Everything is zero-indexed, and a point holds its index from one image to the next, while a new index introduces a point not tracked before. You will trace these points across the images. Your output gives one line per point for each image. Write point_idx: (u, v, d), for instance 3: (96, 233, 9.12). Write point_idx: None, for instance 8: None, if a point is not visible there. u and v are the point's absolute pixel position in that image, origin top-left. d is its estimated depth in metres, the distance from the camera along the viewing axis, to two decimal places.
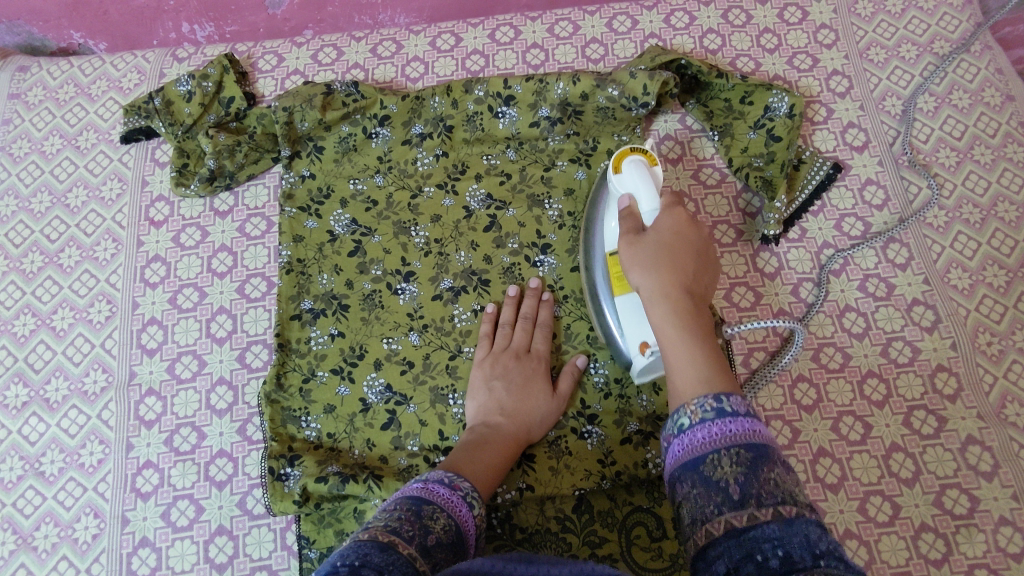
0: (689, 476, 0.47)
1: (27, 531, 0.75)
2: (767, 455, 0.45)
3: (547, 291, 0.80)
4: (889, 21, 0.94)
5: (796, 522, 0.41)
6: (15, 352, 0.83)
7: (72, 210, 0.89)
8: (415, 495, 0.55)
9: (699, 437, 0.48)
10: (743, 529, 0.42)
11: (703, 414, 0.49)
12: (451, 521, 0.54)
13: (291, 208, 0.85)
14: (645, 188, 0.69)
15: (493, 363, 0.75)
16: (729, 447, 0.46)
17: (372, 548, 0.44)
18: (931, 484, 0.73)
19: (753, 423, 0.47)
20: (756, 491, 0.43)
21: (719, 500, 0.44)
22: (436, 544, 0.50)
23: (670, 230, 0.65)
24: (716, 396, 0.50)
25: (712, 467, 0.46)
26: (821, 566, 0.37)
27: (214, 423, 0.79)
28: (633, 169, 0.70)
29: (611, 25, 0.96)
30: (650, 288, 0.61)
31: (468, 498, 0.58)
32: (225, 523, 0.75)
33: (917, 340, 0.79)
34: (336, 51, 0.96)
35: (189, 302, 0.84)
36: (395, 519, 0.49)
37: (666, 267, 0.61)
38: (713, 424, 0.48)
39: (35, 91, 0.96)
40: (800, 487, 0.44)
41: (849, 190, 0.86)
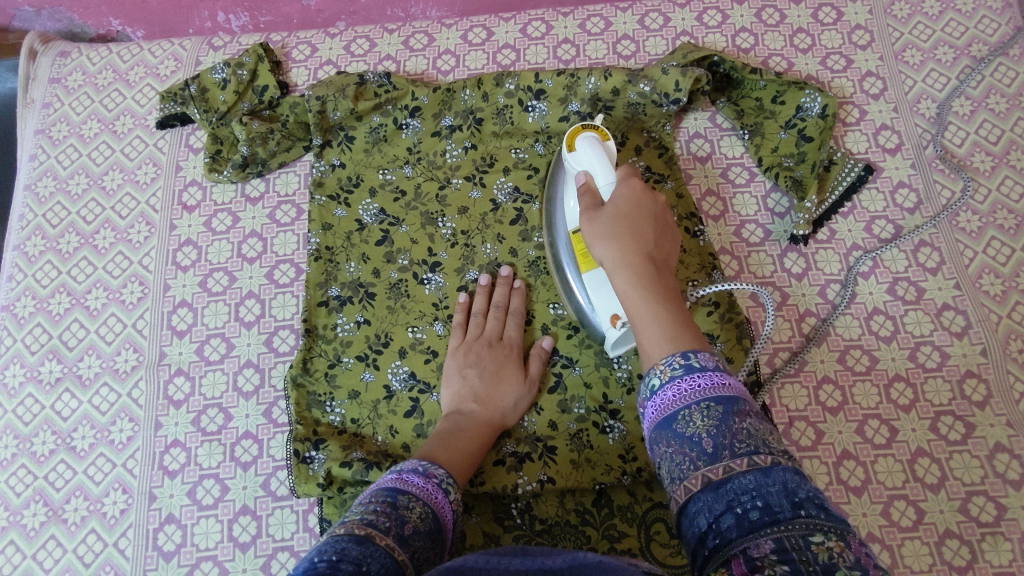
0: (664, 436, 0.48)
1: (57, 504, 0.77)
2: (738, 407, 0.46)
3: (520, 279, 0.81)
4: (926, 23, 0.93)
5: (771, 470, 0.42)
6: (50, 329, 0.85)
7: (108, 193, 0.91)
8: (389, 487, 0.55)
9: (669, 397, 0.48)
10: (720, 482, 0.43)
11: (672, 373, 0.49)
12: (429, 509, 0.54)
13: (321, 196, 0.87)
14: (601, 163, 0.69)
15: (466, 352, 0.76)
16: (700, 403, 0.47)
17: (347, 543, 0.45)
18: (957, 490, 0.72)
19: (722, 376, 0.48)
20: (730, 443, 0.44)
21: (694, 455, 0.45)
22: (414, 533, 0.50)
23: (627, 198, 0.63)
24: (684, 353, 0.50)
25: (684, 424, 0.47)
26: (802, 514, 0.38)
27: (241, 405, 0.80)
28: (586, 145, 0.71)
29: (643, 21, 0.96)
30: (611, 258, 0.59)
31: (444, 484, 0.58)
32: (249, 503, 0.76)
33: (946, 344, 0.78)
34: (368, 42, 0.97)
35: (219, 286, 0.85)
36: (370, 512, 0.50)
37: (627, 236, 0.60)
38: (682, 382, 0.48)
39: (75, 76, 0.98)
40: (772, 437, 0.45)
41: (880, 193, 0.86)
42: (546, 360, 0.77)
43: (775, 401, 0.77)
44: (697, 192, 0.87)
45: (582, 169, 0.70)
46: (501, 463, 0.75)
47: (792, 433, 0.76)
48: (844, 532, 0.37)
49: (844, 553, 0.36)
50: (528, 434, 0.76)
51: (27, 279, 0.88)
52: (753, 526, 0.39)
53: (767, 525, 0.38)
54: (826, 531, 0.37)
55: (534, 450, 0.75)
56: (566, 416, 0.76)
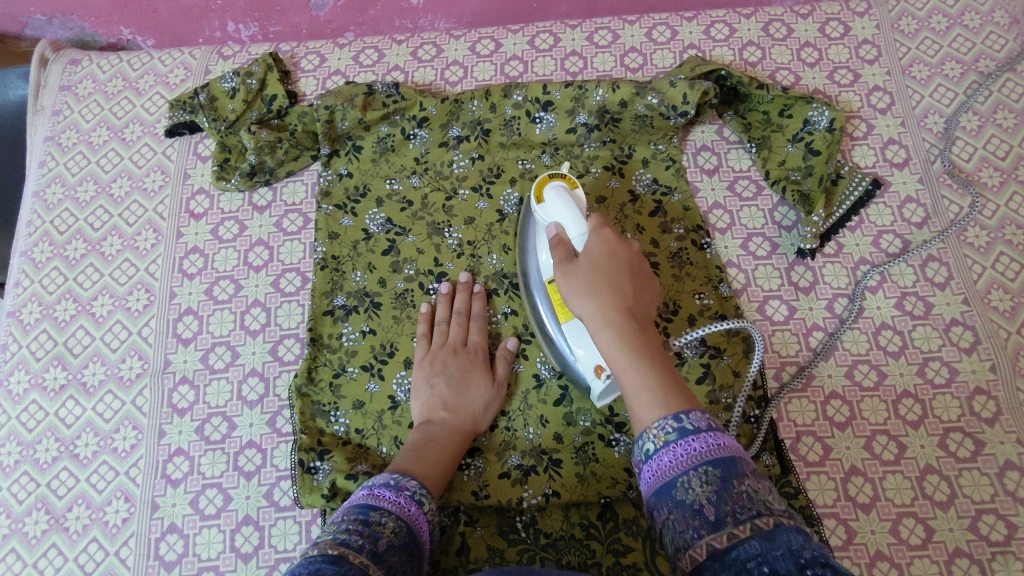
0: (665, 503, 0.48)
1: (59, 512, 0.77)
2: (735, 469, 0.46)
3: (480, 283, 0.82)
4: (933, 38, 0.93)
5: (775, 534, 0.42)
6: (55, 336, 0.85)
7: (116, 200, 0.91)
8: (361, 504, 0.55)
9: (666, 462, 0.49)
10: (724, 550, 0.43)
11: (666, 437, 0.50)
12: (402, 523, 0.55)
13: (328, 206, 0.87)
14: (570, 213, 0.66)
15: (432, 362, 0.76)
16: (697, 468, 0.47)
17: (322, 562, 0.45)
18: (966, 508, 0.71)
19: (715, 437, 0.48)
20: (731, 508, 0.45)
21: (696, 523, 0.45)
22: (387, 548, 0.51)
23: (600, 250, 0.62)
24: (675, 415, 0.50)
25: (684, 491, 0.47)
26: (808, 575, 0.38)
27: (245, 414, 0.80)
28: (554, 195, 0.67)
29: (651, 34, 0.96)
30: (593, 316, 0.58)
31: (417, 496, 0.59)
32: (251, 514, 0.75)
33: (955, 360, 0.77)
34: (377, 53, 0.97)
35: (225, 293, 0.85)
36: (342, 532, 0.50)
37: (607, 294, 0.59)
38: (677, 446, 0.49)
39: (85, 83, 0.99)
40: (770, 494, 0.46)
41: (888, 207, 0.85)
42: (513, 361, 0.78)
43: (782, 416, 0.77)
44: (704, 205, 0.87)
45: (551, 220, 0.68)
46: (506, 476, 0.74)
47: (800, 448, 0.75)
48: None
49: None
50: (532, 447, 0.75)
51: (34, 285, 0.88)
52: None
53: None
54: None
55: (539, 463, 0.74)
56: (572, 428, 0.76)
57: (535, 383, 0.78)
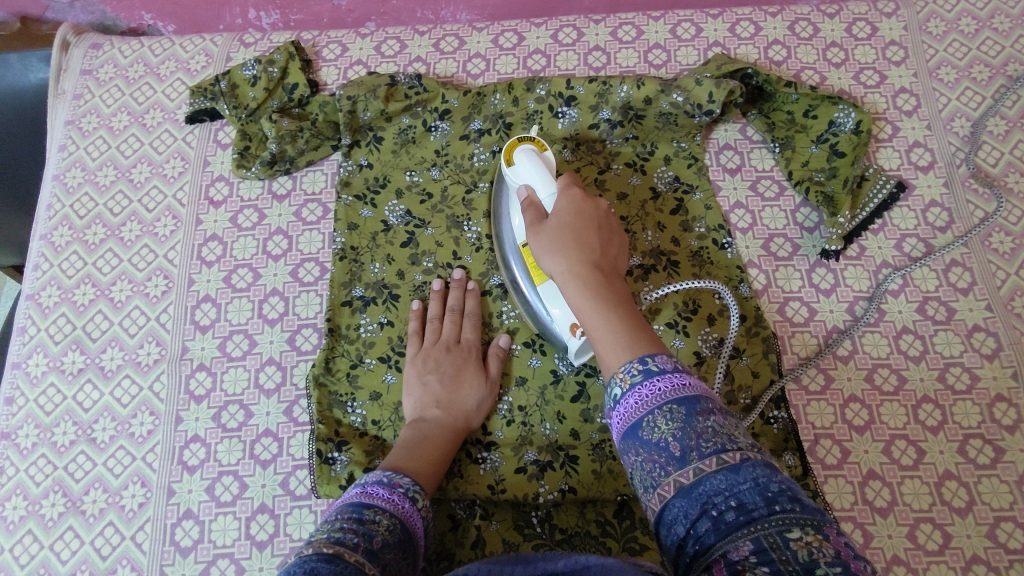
0: (633, 444, 0.47)
1: (75, 495, 0.77)
2: (700, 405, 0.45)
3: (474, 281, 0.82)
4: (961, 41, 0.92)
5: (740, 467, 0.42)
6: (73, 320, 0.85)
7: (136, 185, 0.91)
8: (354, 502, 0.55)
9: (632, 405, 0.48)
10: (692, 486, 0.43)
11: (632, 380, 0.48)
12: (396, 520, 0.54)
13: (348, 196, 0.87)
14: (540, 175, 0.68)
15: (425, 359, 0.76)
16: (662, 407, 0.46)
17: (318, 562, 0.44)
18: (985, 515, 0.71)
19: (681, 377, 0.47)
20: (696, 443, 0.44)
21: (663, 460, 0.44)
22: (382, 546, 0.50)
23: (567, 208, 0.64)
24: (641, 358, 0.49)
25: (649, 429, 0.46)
26: (777, 510, 0.39)
27: (262, 402, 0.80)
28: (523, 156, 0.70)
29: (675, 31, 0.95)
30: (560, 269, 0.58)
31: (410, 493, 0.59)
32: (267, 502, 0.75)
33: (976, 366, 0.77)
34: (399, 44, 0.97)
35: (243, 282, 0.85)
36: (337, 530, 0.49)
37: (573, 246, 0.59)
38: (641, 388, 0.47)
39: (106, 68, 0.98)
40: (738, 428, 0.45)
41: (911, 211, 0.85)
42: (505, 358, 0.78)
43: (801, 418, 0.76)
44: (725, 204, 0.86)
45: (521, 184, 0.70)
46: (522, 471, 0.74)
47: (818, 451, 0.75)
48: (819, 523, 0.38)
49: (824, 547, 0.36)
50: (549, 442, 0.75)
51: (53, 269, 0.88)
52: (730, 527, 0.40)
53: (742, 524, 0.39)
54: (803, 526, 0.37)
55: (555, 459, 0.74)
56: (589, 425, 0.75)
57: (552, 378, 0.78)
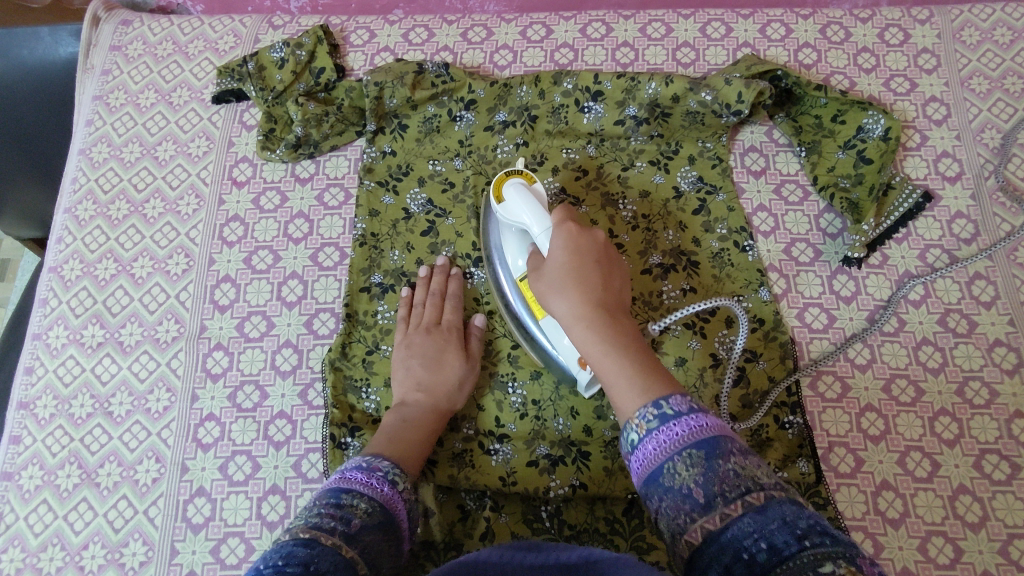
0: (655, 491, 0.49)
1: (90, 467, 0.78)
2: (718, 447, 0.47)
3: (456, 266, 0.83)
4: (996, 51, 0.91)
5: (765, 508, 0.43)
6: (94, 294, 0.86)
7: (160, 163, 0.92)
8: (333, 487, 0.55)
9: (650, 451, 0.49)
10: (719, 530, 0.43)
11: (648, 426, 0.50)
12: (375, 503, 0.55)
13: (370, 182, 0.87)
14: (532, 212, 0.67)
15: (408, 344, 0.77)
16: (681, 452, 0.48)
17: (294, 546, 0.45)
18: (998, 531, 0.71)
19: (698, 419, 0.49)
20: (718, 488, 0.45)
21: (687, 507, 0.46)
22: (361, 528, 0.51)
23: (564, 248, 0.63)
24: (656, 403, 0.51)
25: (671, 475, 0.48)
26: (807, 546, 0.39)
27: (277, 384, 0.80)
28: (513, 191, 0.69)
29: (705, 30, 0.94)
30: (566, 314, 0.59)
31: (389, 476, 0.59)
32: (279, 483, 0.76)
33: (996, 382, 0.76)
34: (427, 32, 0.96)
35: (263, 263, 0.86)
36: (314, 515, 0.50)
37: (578, 291, 0.59)
38: (659, 433, 0.49)
39: (135, 45, 0.99)
40: (758, 468, 0.46)
41: (937, 221, 0.84)
42: (489, 338, 0.79)
43: (816, 425, 0.76)
44: (748, 207, 0.86)
45: (517, 220, 0.69)
46: (534, 464, 0.74)
47: (831, 459, 0.75)
48: (853, 556, 0.37)
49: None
50: (561, 438, 0.75)
51: (76, 242, 0.89)
52: (763, 568, 0.39)
53: (776, 564, 0.39)
54: (835, 558, 0.37)
55: (567, 454, 0.75)
56: (602, 422, 0.75)
57: None
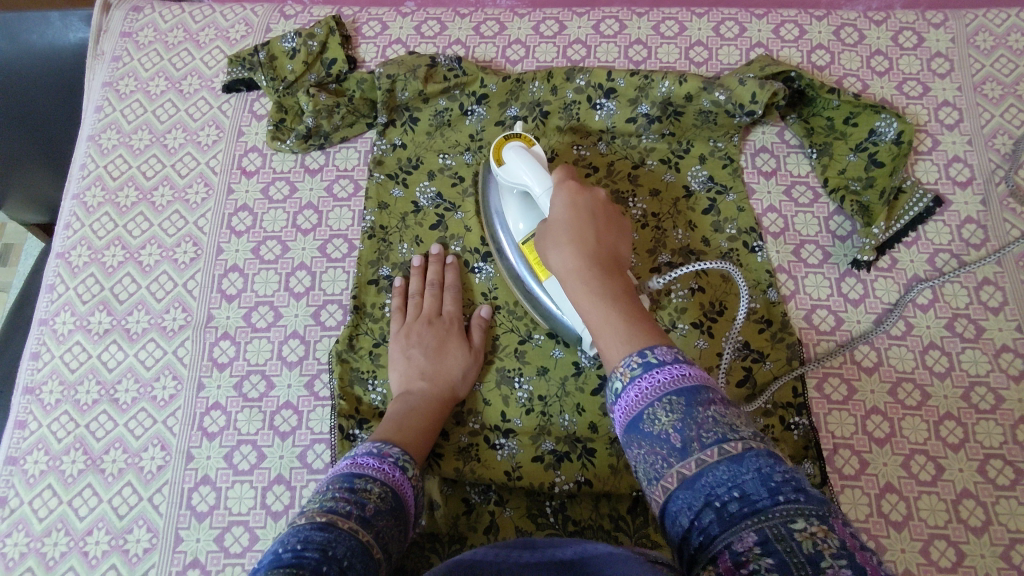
0: (634, 437, 0.48)
1: (96, 453, 0.78)
2: (700, 395, 0.46)
3: (453, 255, 0.83)
4: (1009, 57, 0.91)
5: (742, 457, 0.42)
6: (102, 280, 0.86)
7: (170, 151, 0.92)
8: (345, 473, 0.55)
9: (632, 398, 0.48)
10: (694, 478, 0.43)
11: (632, 373, 0.49)
12: (388, 489, 0.55)
13: (380, 174, 0.87)
14: (532, 172, 0.68)
15: (408, 334, 0.77)
16: (662, 399, 0.46)
17: (310, 529, 0.46)
18: (1000, 536, 0.71)
19: (681, 367, 0.47)
20: (696, 434, 0.44)
21: (665, 452, 0.45)
22: (375, 513, 0.51)
23: (563, 204, 0.63)
24: (641, 352, 0.49)
25: (650, 422, 0.46)
26: (781, 501, 0.39)
27: (283, 374, 0.80)
28: (512, 154, 0.70)
29: (719, 29, 0.94)
30: (560, 265, 0.59)
31: (400, 462, 0.59)
32: (284, 473, 0.76)
33: (1002, 387, 0.76)
34: (439, 25, 0.96)
35: (271, 254, 0.85)
36: (329, 499, 0.51)
37: (572, 241, 0.59)
38: (641, 381, 0.48)
39: (146, 32, 0.99)
40: (738, 417, 0.45)
41: (947, 226, 0.84)
42: (487, 328, 0.80)
43: (821, 426, 0.76)
44: (758, 208, 0.85)
45: (519, 182, 0.70)
46: (539, 460, 0.74)
47: (836, 460, 0.75)
48: (825, 515, 0.38)
49: (829, 537, 0.36)
50: (567, 434, 0.75)
51: (84, 229, 0.88)
52: (734, 519, 0.40)
53: (747, 516, 0.39)
54: (808, 516, 0.37)
55: (572, 451, 0.75)
56: (607, 419, 0.75)
57: (574, 370, 0.78)
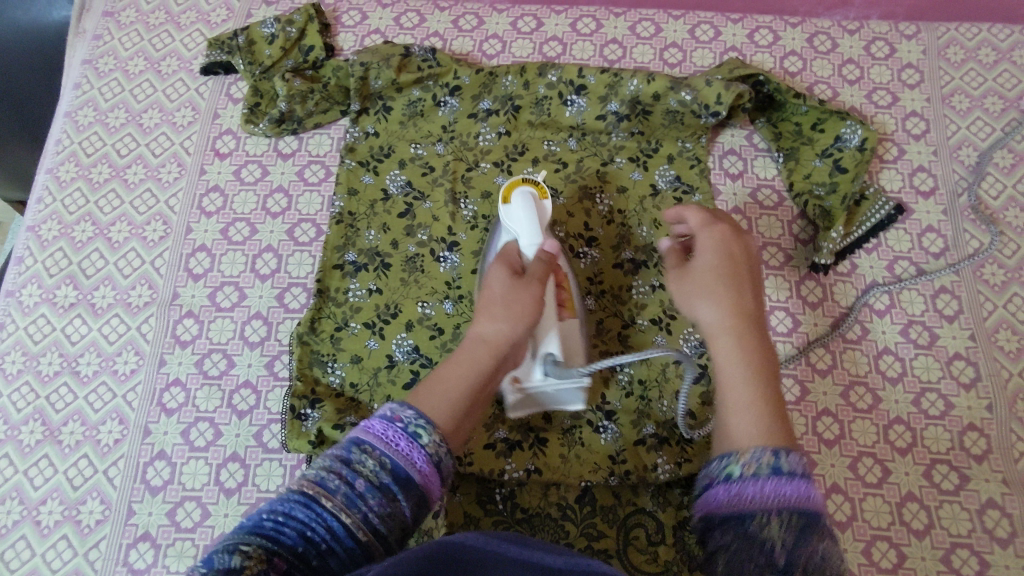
0: (732, 523, 0.49)
1: (54, 425, 0.79)
2: (817, 522, 0.48)
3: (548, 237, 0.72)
4: (979, 70, 0.92)
5: None
6: (70, 255, 0.86)
7: (145, 130, 0.92)
8: (351, 439, 0.52)
9: (749, 493, 0.49)
10: None
11: (758, 469, 0.50)
12: (391, 461, 0.50)
13: (351, 161, 0.87)
14: (527, 225, 0.71)
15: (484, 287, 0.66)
16: (782, 510, 0.48)
17: (293, 508, 0.47)
18: (942, 540, 0.72)
19: (808, 488, 0.49)
20: (802, 560, 0.47)
21: (762, 560, 0.47)
22: (369, 490, 0.49)
23: (713, 253, 0.62)
24: (774, 451, 0.50)
25: (757, 521, 0.48)
26: None
27: (245, 354, 0.81)
28: (518, 201, 0.72)
29: (694, 32, 0.95)
30: (715, 322, 0.59)
31: (411, 429, 0.52)
32: (239, 451, 0.77)
33: (952, 395, 0.77)
34: (419, 17, 0.97)
35: (239, 235, 0.86)
36: (325, 470, 0.50)
37: (733, 301, 0.59)
38: (767, 482, 0.49)
39: (128, 12, 0.99)
40: (839, 556, 0.48)
41: (907, 233, 0.85)
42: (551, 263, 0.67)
43: None
44: (724, 209, 0.86)
45: (515, 234, 0.72)
46: (491, 448, 0.75)
47: None
48: None
49: None
50: (521, 424, 0.76)
51: (56, 203, 0.89)
52: None
53: None
54: None
55: (525, 440, 0.75)
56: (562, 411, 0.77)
57: None
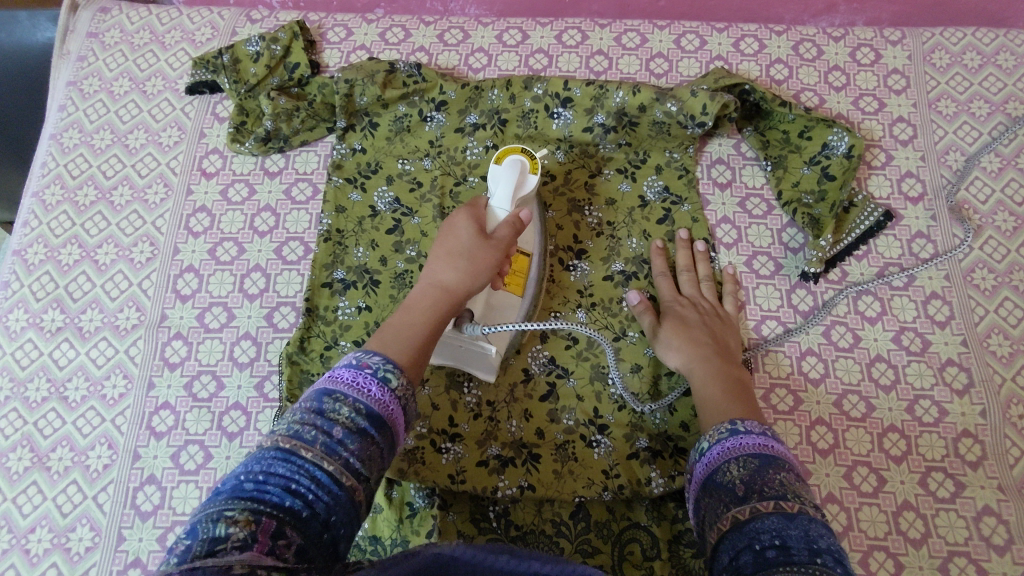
0: (710, 484, 0.56)
1: (42, 451, 0.78)
2: (774, 462, 0.54)
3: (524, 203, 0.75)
4: (964, 75, 0.92)
5: (795, 517, 0.48)
6: (57, 279, 0.86)
7: (131, 150, 0.92)
8: (319, 394, 0.52)
9: (714, 453, 0.58)
10: (745, 522, 0.49)
11: (717, 435, 0.59)
12: (366, 409, 0.51)
13: (338, 178, 0.87)
14: (507, 190, 0.72)
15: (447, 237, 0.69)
16: (739, 457, 0.56)
17: (273, 461, 0.46)
18: (939, 548, 0.71)
19: (765, 439, 0.56)
20: (759, 488, 0.51)
21: (727, 500, 0.53)
22: (347, 436, 0.49)
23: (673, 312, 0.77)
24: (731, 421, 0.59)
25: (724, 473, 0.55)
26: (816, 560, 0.44)
27: (234, 375, 0.80)
28: (507, 166, 0.73)
29: (679, 41, 0.95)
30: (682, 362, 0.73)
31: (381, 373, 0.53)
32: (230, 474, 0.76)
33: (946, 401, 0.77)
34: (404, 32, 0.97)
35: (227, 255, 0.86)
36: (298, 423, 0.49)
37: (693, 340, 0.73)
38: (725, 440, 0.58)
39: (112, 33, 0.99)
40: (804, 488, 0.52)
41: (897, 240, 0.85)
42: (520, 230, 0.70)
43: None
44: (713, 218, 0.86)
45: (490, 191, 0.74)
46: (483, 464, 0.75)
47: None
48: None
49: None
50: (514, 439, 0.76)
51: (42, 227, 0.89)
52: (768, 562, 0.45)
53: (780, 562, 0.44)
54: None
55: (517, 456, 0.75)
56: (554, 425, 0.76)
57: (523, 376, 0.78)
